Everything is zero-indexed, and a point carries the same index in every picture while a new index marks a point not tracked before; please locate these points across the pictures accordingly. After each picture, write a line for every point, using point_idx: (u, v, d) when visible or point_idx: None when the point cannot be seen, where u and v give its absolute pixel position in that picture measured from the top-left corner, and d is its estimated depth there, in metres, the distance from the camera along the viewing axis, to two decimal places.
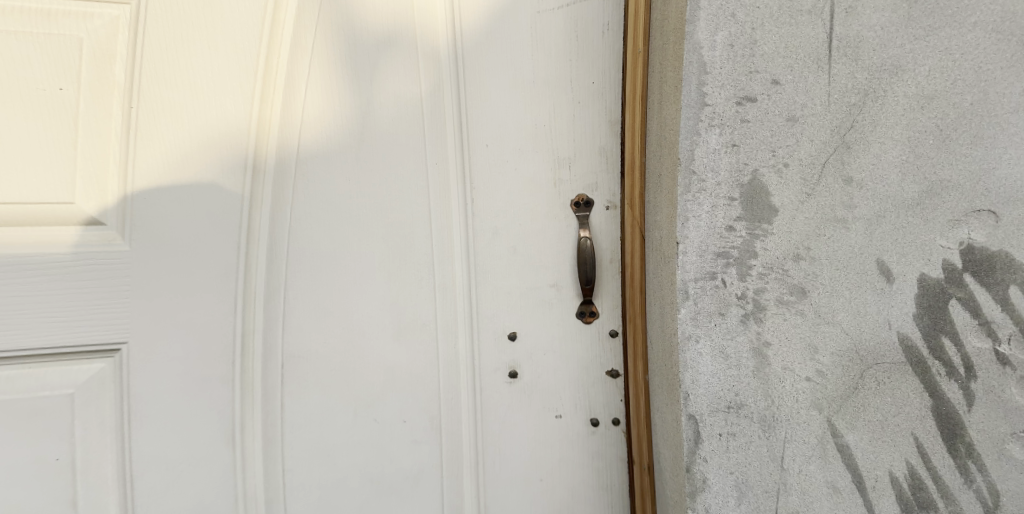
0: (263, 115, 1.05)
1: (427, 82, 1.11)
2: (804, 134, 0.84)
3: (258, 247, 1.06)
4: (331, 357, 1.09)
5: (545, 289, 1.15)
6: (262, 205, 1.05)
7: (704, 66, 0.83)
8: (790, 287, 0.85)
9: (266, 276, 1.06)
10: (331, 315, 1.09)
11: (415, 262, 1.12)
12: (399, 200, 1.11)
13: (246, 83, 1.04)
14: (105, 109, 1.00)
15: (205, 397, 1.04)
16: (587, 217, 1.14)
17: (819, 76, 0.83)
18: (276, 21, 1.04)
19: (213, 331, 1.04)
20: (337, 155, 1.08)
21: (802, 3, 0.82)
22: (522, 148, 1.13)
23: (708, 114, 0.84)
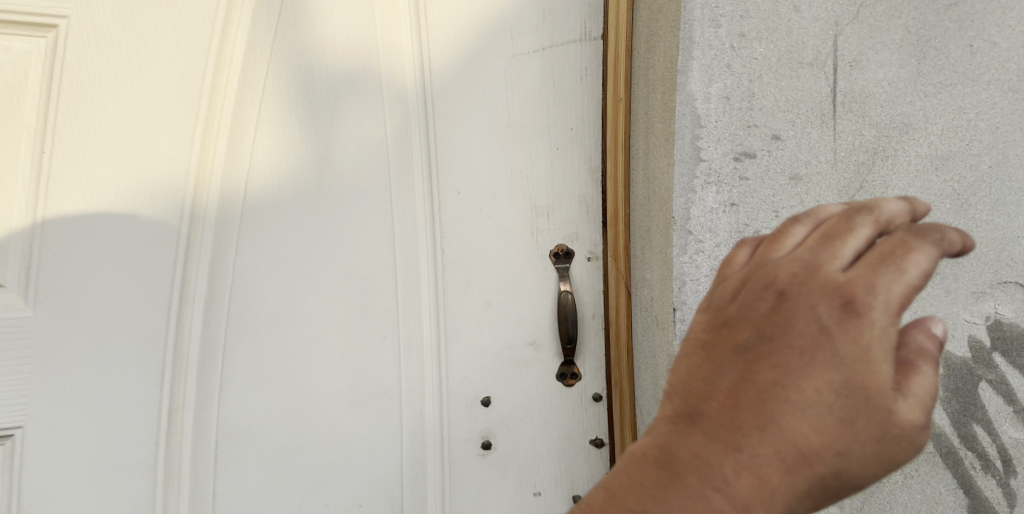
0: (205, 161, 0.94)
1: (393, 125, 1.03)
2: (807, 195, 0.73)
3: (193, 309, 0.94)
4: (277, 434, 0.98)
5: (522, 348, 1.07)
6: (200, 261, 0.95)
7: (699, 117, 0.72)
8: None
9: (200, 344, 0.95)
10: (280, 385, 0.98)
11: (376, 324, 1.02)
12: (357, 256, 1.02)
13: (182, 127, 0.94)
14: (11, 152, 0.89)
15: (119, 486, 0.91)
16: (567, 268, 1.07)
17: (825, 131, 0.74)
18: (220, 59, 0.94)
19: (135, 408, 0.92)
20: (290, 205, 0.99)
21: (803, 54, 0.73)
22: (495, 197, 1.06)
23: (703, 170, 0.73)
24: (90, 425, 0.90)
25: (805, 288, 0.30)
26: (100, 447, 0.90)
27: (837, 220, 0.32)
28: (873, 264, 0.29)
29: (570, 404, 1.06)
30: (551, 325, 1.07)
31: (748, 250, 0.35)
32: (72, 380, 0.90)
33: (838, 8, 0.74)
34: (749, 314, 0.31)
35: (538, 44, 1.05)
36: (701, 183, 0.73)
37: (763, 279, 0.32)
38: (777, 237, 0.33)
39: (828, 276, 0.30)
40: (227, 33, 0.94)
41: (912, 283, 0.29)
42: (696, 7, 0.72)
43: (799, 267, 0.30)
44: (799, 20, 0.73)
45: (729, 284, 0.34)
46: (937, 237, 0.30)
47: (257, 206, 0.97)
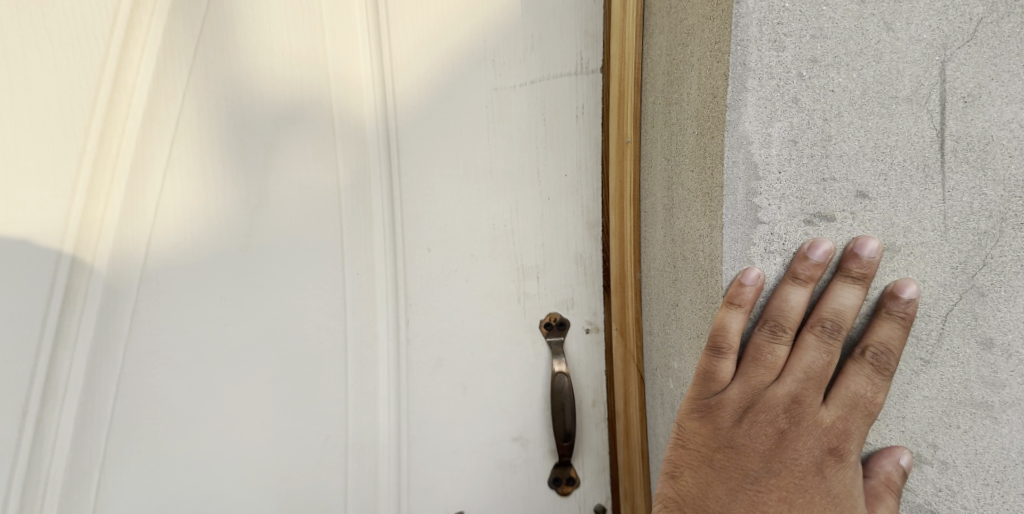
0: (91, 212, 0.72)
1: (347, 170, 0.82)
2: (907, 268, 0.58)
3: (60, 410, 0.72)
4: None
5: (506, 445, 0.86)
6: (76, 344, 0.72)
7: (756, 167, 0.55)
8: (917, 510, 0.61)
9: (69, 457, 0.72)
10: (182, 505, 0.76)
11: (316, 421, 0.81)
12: (294, 333, 0.80)
13: (59, 170, 0.71)
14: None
15: None
16: (562, 343, 0.87)
17: (929, 188, 0.57)
18: (117, 81, 0.72)
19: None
20: (208, 270, 0.77)
21: (898, 86, 0.55)
22: (473, 256, 0.86)
23: (763, 235, 0.56)
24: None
25: (800, 428, 0.58)
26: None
27: (804, 358, 0.57)
28: (841, 403, 0.58)
29: None
30: (541, 414, 0.87)
31: (753, 374, 0.58)
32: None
33: (945, 24, 0.56)
34: (764, 441, 0.58)
35: (528, 75, 0.86)
36: (759, 254, 0.57)
37: (771, 413, 0.58)
38: (760, 367, 0.58)
39: (811, 411, 0.58)
40: (129, 51, 0.73)
41: (863, 406, 0.58)
42: (752, 23, 0.54)
43: (788, 405, 0.58)
44: (892, 41, 0.55)
45: (731, 407, 0.59)
46: (869, 360, 0.57)
47: (160, 274, 0.75)
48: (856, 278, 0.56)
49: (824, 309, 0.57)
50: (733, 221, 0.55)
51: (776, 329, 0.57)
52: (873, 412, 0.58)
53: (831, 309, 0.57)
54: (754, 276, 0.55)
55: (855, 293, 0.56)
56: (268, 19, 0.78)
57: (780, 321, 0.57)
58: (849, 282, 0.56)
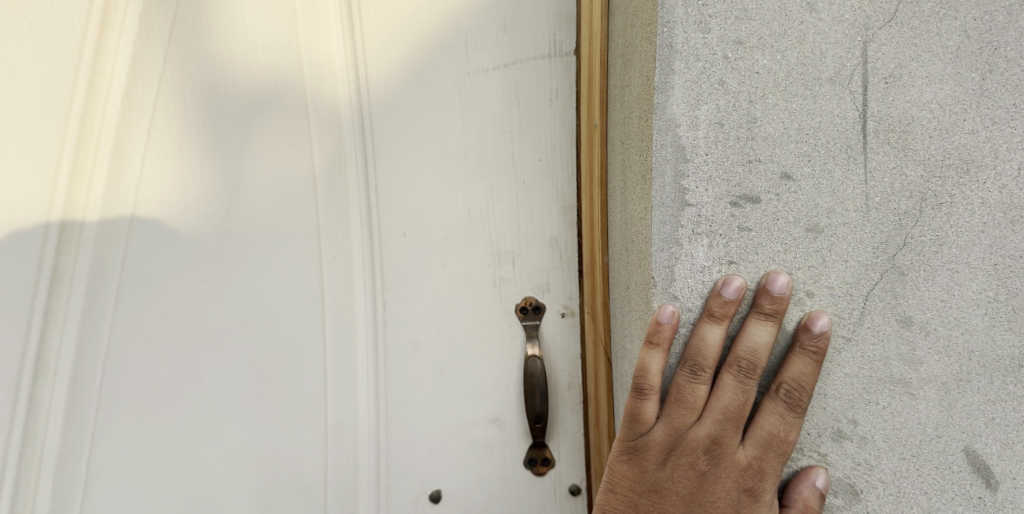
0: (75, 196, 0.77)
1: (322, 154, 0.85)
2: (830, 249, 0.59)
3: (47, 387, 0.76)
4: None
5: (482, 426, 0.87)
6: (65, 323, 0.76)
7: (684, 150, 0.58)
8: (837, 485, 0.61)
9: (61, 432, 0.76)
10: (170, 478, 0.81)
11: (295, 400, 0.84)
12: (272, 316, 0.83)
13: (46, 153, 0.76)
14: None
15: None
16: (538, 327, 0.88)
17: (852, 169, 0.59)
18: (97, 70, 0.77)
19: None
20: (189, 252, 0.81)
21: (821, 68, 0.58)
22: (447, 241, 0.88)
23: (691, 218, 0.58)
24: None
25: (719, 469, 0.61)
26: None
27: (722, 398, 0.60)
28: (756, 443, 0.60)
29: (538, 500, 0.87)
30: (516, 397, 0.88)
31: (675, 415, 0.61)
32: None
33: (867, 5, 0.58)
34: (685, 485, 0.61)
35: (499, 59, 0.87)
36: (688, 235, 0.58)
37: (692, 455, 0.61)
38: (681, 408, 0.61)
39: (729, 452, 0.60)
40: (105, 39, 0.77)
41: (777, 445, 0.60)
42: (678, 5, 0.57)
43: (707, 446, 0.61)
44: (815, 22, 0.58)
45: (656, 449, 0.62)
46: (782, 398, 0.59)
47: (142, 259, 0.80)
48: (769, 314, 0.59)
49: (739, 348, 0.60)
50: (663, 203, 0.58)
51: (696, 369, 0.60)
52: (787, 451, 0.60)
53: (747, 347, 0.59)
54: (670, 315, 0.58)
55: (768, 330, 0.59)
56: (243, 11, 0.82)
57: (699, 361, 0.60)
58: (761, 319, 0.59)
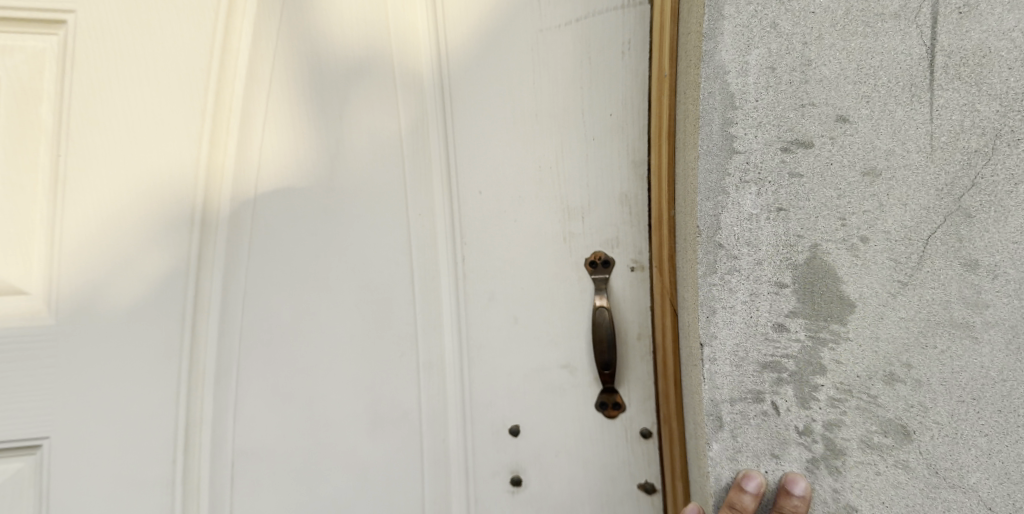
0: (215, 161, 0.89)
1: (407, 117, 0.91)
2: (888, 192, 0.65)
3: (208, 320, 0.88)
4: (291, 456, 0.89)
5: (555, 371, 0.91)
6: (213, 266, 0.89)
7: (733, 96, 0.68)
8: (889, 425, 0.64)
9: (217, 355, 0.88)
10: (293, 403, 0.89)
11: (387, 341, 0.91)
12: (371, 265, 0.91)
13: (190, 123, 0.88)
14: (30, 161, 0.86)
15: (140, 501, 0.86)
16: (606, 281, 0.91)
17: (916, 110, 0.65)
18: (226, 49, 0.88)
19: (147, 422, 0.87)
20: (300, 206, 0.90)
21: (884, 5, 0.65)
22: (518, 198, 0.92)
23: (740, 166, 0.68)
24: (109, 437, 0.86)
25: None
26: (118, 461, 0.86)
27: None
28: None
29: (610, 441, 0.91)
30: (586, 346, 0.91)
31: None
32: (88, 393, 0.86)
33: None
34: None
35: (571, 15, 0.90)
36: (735, 184, 0.68)
37: None
38: None
39: None
40: (233, 19, 0.88)
41: None
42: None
43: None
44: None
45: None
46: None
47: (268, 211, 0.90)
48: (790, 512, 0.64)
49: None
50: (709, 150, 0.69)
51: None
52: None
53: None
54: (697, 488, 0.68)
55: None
56: None
57: None
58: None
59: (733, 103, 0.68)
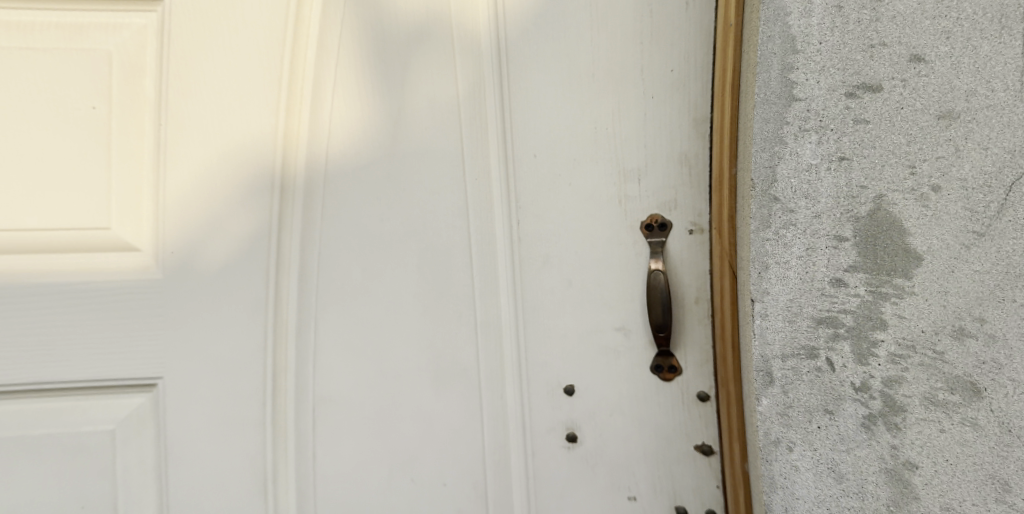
0: (290, 127, 0.92)
1: (465, 81, 0.92)
2: (966, 136, 0.64)
3: (289, 279, 0.92)
4: (364, 404, 0.93)
5: (609, 333, 0.91)
6: (293, 226, 0.92)
7: (794, 40, 0.71)
8: (957, 382, 0.66)
9: (297, 309, 0.92)
10: (363, 356, 0.93)
11: (448, 302, 0.93)
12: (430, 227, 0.93)
13: (267, 91, 0.92)
14: (137, 131, 0.92)
15: (236, 440, 0.93)
16: (663, 244, 0.90)
17: (1005, 43, 0.63)
18: (298, 17, 0.91)
19: (238, 369, 0.92)
20: (366, 170, 0.93)
21: None
22: (573, 160, 0.91)
23: (799, 113, 0.71)
24: (207, 380, 0.92)
25: None
26: (219, 400, 0.92)
27: None
28: None
29: (666, 402, 0.91)
30: (642, 309, 0.91)
31: None
32: (189, 340, 0.92)
33: None
34: None
35: None
36: (795, 134, 0.71)
37: None
38: None
39: None
40: None
41: None
42: None
43: None
44: None
45: None
46: None
47: (337, 173, 0.93)
48: None
49: None
50: (767, 98, 0.73)
51: None
52: None
53: None
54: None
55: None
56: None
57: None
58: None
59: (793, 49, 0.71)
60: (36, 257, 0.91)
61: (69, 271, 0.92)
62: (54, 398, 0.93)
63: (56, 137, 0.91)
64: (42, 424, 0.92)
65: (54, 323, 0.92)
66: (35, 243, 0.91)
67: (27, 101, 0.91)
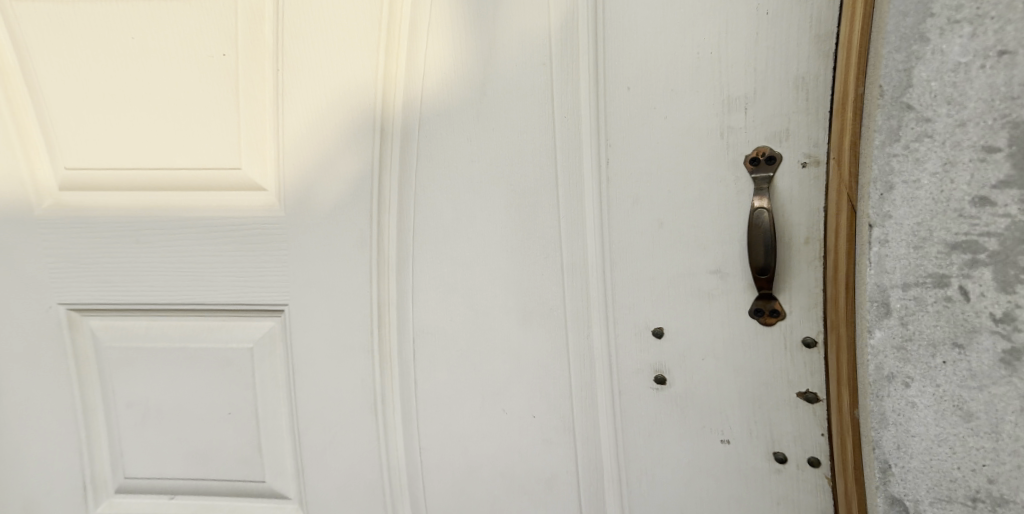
0: (390, 69, 0.94)
1: (558, 12, 0.88)
2: None
3: (389, 219, 0.97)
4: (457, 337, 0.98)
5: (704, 276, 0.88)
6: (392, 167, 0.96)
7: None
8: None
9: (396, 246, 0.97)
10: (457, 292, 0.97)
11: (536, 242, 0.93)
12: (518, 166, 0.92)
13: (368, 33, 0.94)
14: (257, 78, 0.98)
15: (347, 363, 1.01)
16: (770, 179, 0.84)
17: None
18: None
19: (349, 299, 0.99)
20: (460, 110, 0.93)
21: None
22: (673, 91, 0.86)
23: (949, 5, 0.65)
24: (324, 308, 1.00)
25: None
26: (332, 327, 1.00)
27: None
28: None
29: (765, 348, 0.87)
30: (741, 250, 0.86)
31: None
32: (307, 272, 1.00)
33: None
34: None
35: None
36: (943, 30, 0.66)
37: None
38: None
39: None
40: None
41: None
42: None
43: None
44: None
45: None
46: None
47: (433, 114, 0.94)
48: None
49: None
50: None
51: None
52: None
53: None
54: None
55: None
56: None
57: None
58: None
59: None
60: (184, 195, 1.02)
61: (208, 208, 1.01)
62: (201, 319, 1.05)
63: (194, 84, 0.99)
64: (194, 340, 1.05)
65: (197, 254, 1.03)
66: (184, 181, 1.01)
67: (167, 50, 0.98)
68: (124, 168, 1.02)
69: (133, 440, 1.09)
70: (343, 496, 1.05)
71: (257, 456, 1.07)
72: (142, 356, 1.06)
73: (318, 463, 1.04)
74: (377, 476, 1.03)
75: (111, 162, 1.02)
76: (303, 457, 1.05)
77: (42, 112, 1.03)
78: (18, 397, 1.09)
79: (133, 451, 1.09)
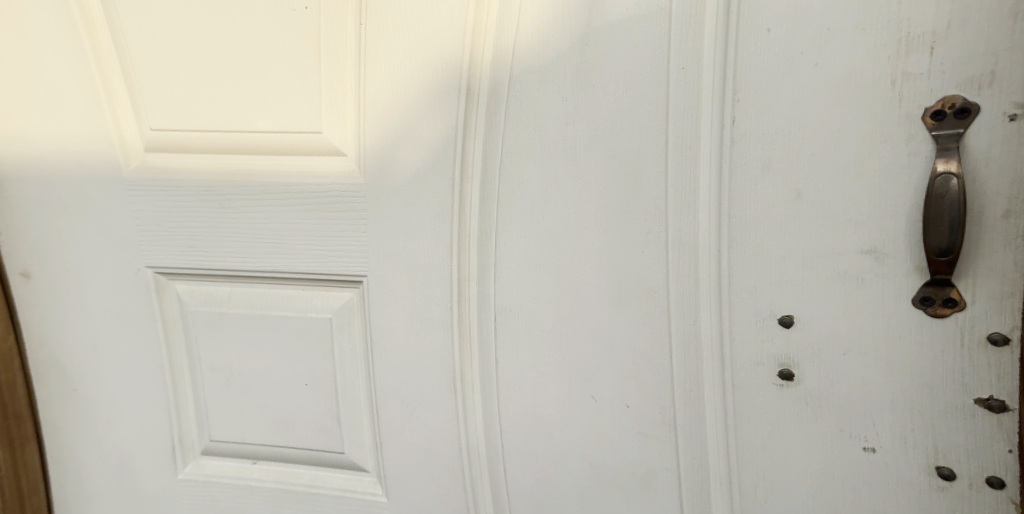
0: (479, 23, 0.84)
1: None
2: None
3: (473, 187, 0.88)
4: (542, 316, 0.89)
5: (851, 256, 0.75)
6: (476, 132, 0.87)
7: None
8: None
9: (479, 219, 0.89)
10: (543, 267, 0.88)
11: (641, 212, 0.82)
12: (620, 130, 0.81)
13: None
14: (338, 34, 0.90)
15: (427, 339, 0.94)
16: (960, 137, 0.69)
17: None
18: None
19: (434, 271, 0.92)
20: (556, 67, 0.83)
21: None
22: (825, 35, 0.72)
23: None
24: (405, 280, 0.93)
25: None
26: (414, 300, 0.94)
27: None
28: None
29: (927, 342, 0.73)
30: (904, 225, 0.73)
31: None
32: (388, 241, 0.93)
33: None
34: None
35: None
36: None
37: None
38: None
39: None
40: None
41: None
42: None
43: None
44: None
45: None
46: None
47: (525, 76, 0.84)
48: None
49: None
50: None
51: None
52: None
53: None
54: None
55: None
56: None
57: None
58: None
59: None
60: (265, 159, 0.97)
61: (288, 174, 0.96)
62: (281, 287, 1.01)
63: (276, 40, 0.92)
64: (274, 308, 1.01)
65: (276, 220, 0.97)
66: (266, 145, 0.96)
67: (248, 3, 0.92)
68: (206, 129, 0.98)
69: (215, 405, 1.07)
70: (421, 476, 0.99)
71: (336, 428, 1.02)
72: (225, 322, 1.03)
73: (396, 440, 0.99)
74: (458, 458, 0.96)
75: (194, 124, 0.98)
76: (381, 434, 1.00)
77: (123, 70, 0.99)
78: (104, 357, 1.08)
79: (217, 415, 1.08)
